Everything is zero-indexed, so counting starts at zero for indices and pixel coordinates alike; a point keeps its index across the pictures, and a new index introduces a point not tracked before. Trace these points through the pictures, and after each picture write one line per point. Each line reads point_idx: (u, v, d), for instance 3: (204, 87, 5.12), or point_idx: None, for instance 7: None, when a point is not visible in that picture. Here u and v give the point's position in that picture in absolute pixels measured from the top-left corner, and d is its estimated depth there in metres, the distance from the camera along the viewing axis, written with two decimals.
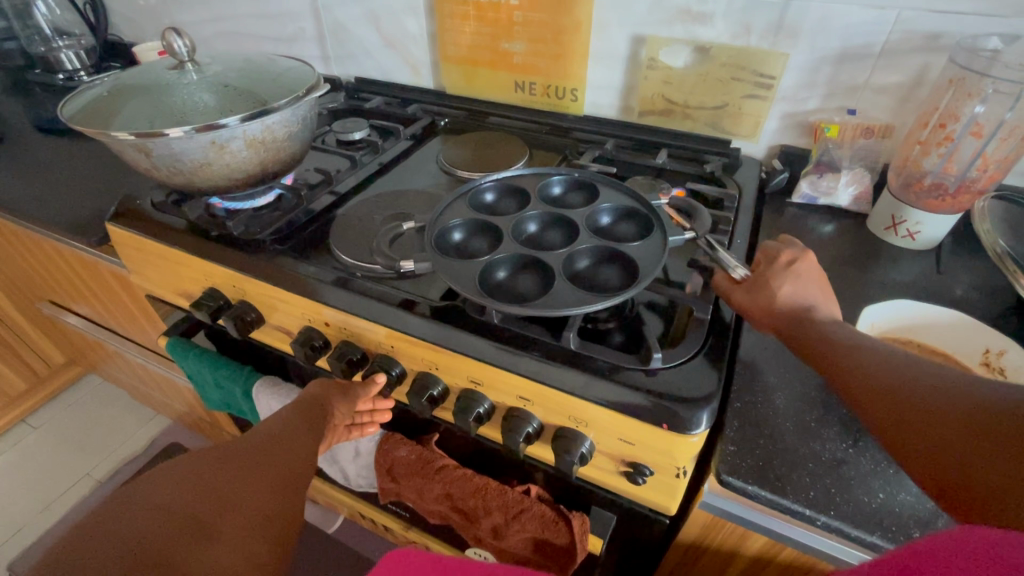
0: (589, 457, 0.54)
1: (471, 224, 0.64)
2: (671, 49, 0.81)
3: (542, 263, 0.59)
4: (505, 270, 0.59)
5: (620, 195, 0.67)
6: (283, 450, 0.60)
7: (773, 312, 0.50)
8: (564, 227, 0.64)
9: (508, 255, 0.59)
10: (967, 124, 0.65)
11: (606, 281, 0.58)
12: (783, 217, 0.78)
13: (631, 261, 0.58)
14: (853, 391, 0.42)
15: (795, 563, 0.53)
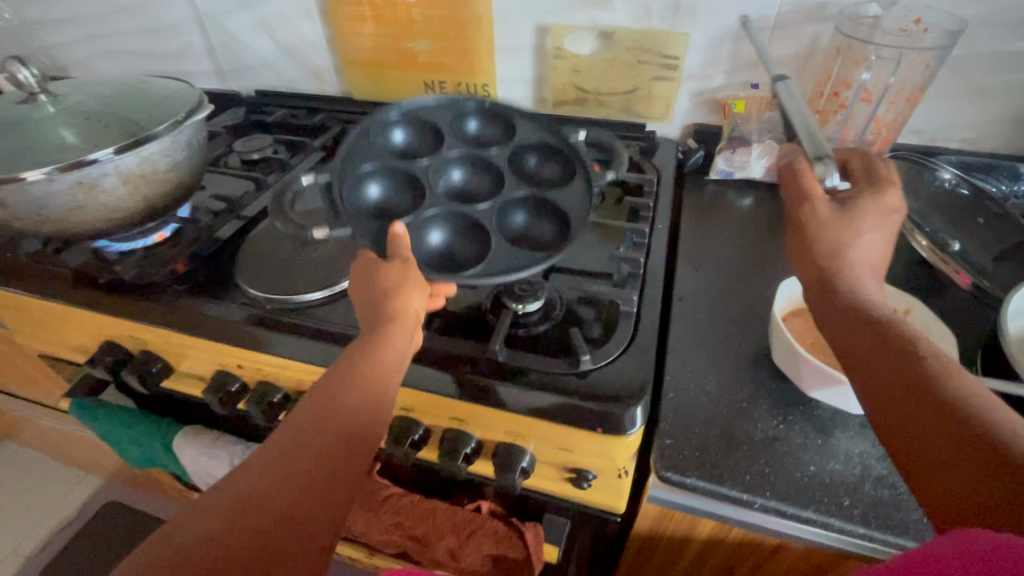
0: (531, 469, 0.53)
1: (386, 175, 0.60)
2: (576, 37, 0.80)
3: (472, 221, 0.57)
4: (437, 232, 0.57)
5: (542, 130, 0.64)
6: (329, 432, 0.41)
7: (816, 252, 0.45)
8: (487, 172, 0.62)
9: (437, 214, 0.57)
10: (858, 90, 0.68)
11: (539, 232, 0.57)
12: (703, 195, 0.79)
13: (561, 211, 0.57)
14: (867, 371, 0.38)
15: (745, 542, 0.54)
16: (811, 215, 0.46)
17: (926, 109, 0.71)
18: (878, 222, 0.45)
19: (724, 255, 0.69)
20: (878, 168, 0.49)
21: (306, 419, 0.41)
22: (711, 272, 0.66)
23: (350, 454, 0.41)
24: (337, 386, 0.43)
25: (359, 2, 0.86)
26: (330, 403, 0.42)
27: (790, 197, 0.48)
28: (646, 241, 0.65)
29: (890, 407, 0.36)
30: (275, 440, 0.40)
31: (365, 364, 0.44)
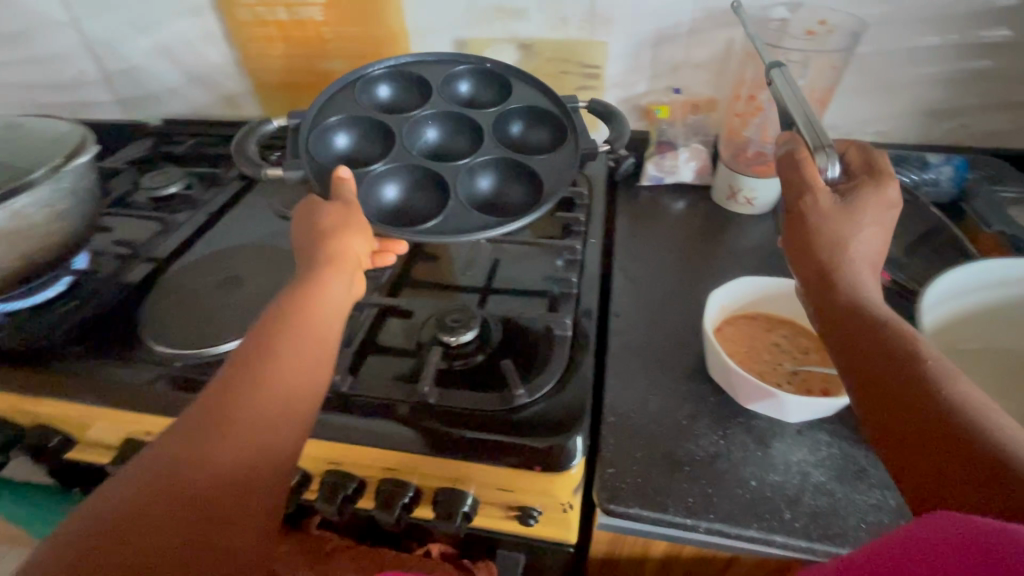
0: (473, 512, 0.50)
1: (355, 123, 0.59)
2: (495, 50, 0.78)
3: (438, 177, 0.57)
4: (399, 186, 0.57)
5: (533, 93, 0.64)
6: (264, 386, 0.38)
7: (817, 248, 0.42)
8: (467, 129, 0.62)
9: (403, 169, 0.58)
10: (772, 94, 0.69)
11: (509, 195, 0.58)
12: (636, 203, 0.78)
13: (533, 179, 0.58)
14: (846, 334, 0.38)
15: (698, 558, 0.53)
16: (812, 205, 0.43)
17: (839, 107, 0.73)
18: (875, 218, 0.42)
19: (660, 265, 0.68)
20: (879, 162, 0.45)
21: (243, 388, 0.38)
22: (647, 284, 0.65)
23: (294, 417, 0.38)
24: (281, 354, 0.40)
25: (265, 22, 0.81)
26: (263, 363, 0.39)
27: (788, 189, 0.44)
28: (580, 258, 0.63)
29: (870, 376, 0.35)
30: (207, 410, 0.37)
31: (311, 335, 0.41)
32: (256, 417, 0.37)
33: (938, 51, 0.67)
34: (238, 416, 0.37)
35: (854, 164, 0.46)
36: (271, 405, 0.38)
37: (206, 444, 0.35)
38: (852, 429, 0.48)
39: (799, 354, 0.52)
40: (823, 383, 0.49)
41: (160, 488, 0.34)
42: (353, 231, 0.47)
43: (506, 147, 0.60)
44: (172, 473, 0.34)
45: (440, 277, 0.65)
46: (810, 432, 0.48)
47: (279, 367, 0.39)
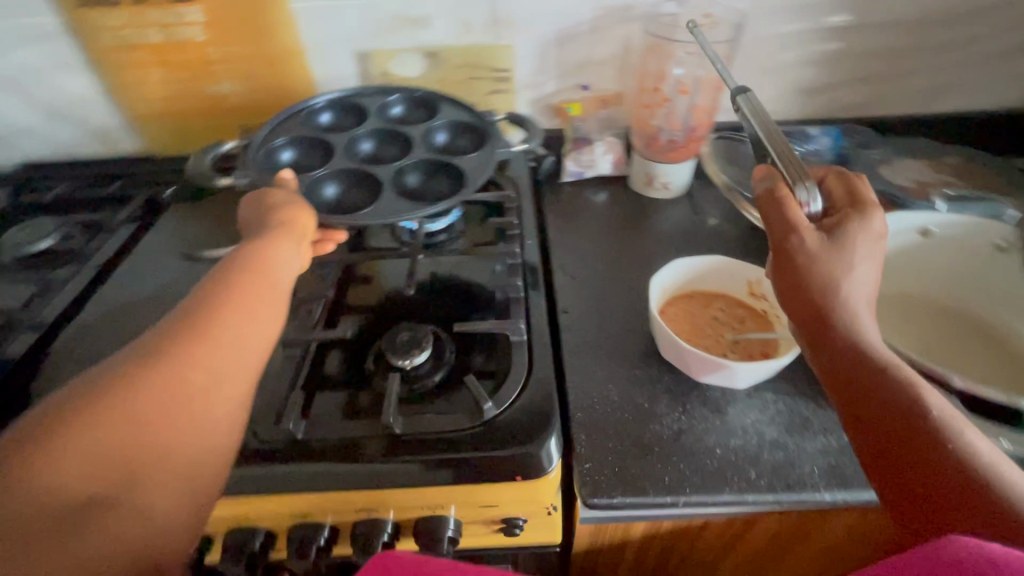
0: (458, 534, 0.48)
1: (298, 140, 0.64)
2: (401, 60, 0.76)
3: (372, 176, 0.61)
4: (335, 187, 0.61)
5: (457, 112, 0.68)
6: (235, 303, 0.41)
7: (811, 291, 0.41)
8: (398, 143, 0.65)
9: (337, 170, 0.61)
10: (674, 84, 0.75)
11: (437, 190, 0.63)
12: (561, 199, 0.80)
13: (457, 177, 0.62)
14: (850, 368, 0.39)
15: (675, 530, 0.56)
16: (800, 246, 0.42)
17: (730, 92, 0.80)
18: (869, 248, 0.43)
19: (595, 258, 0.70)
20: (863, 191, 0.46)
21: (218, 303, 0.40)
22: (587, 277, 0.67)
23: (263, 333, 0.41)
24: (254, 283, 0.42)
25: (135, 46, 0.73)
26: (230, 296, 0.41)
27: (773, 228, 0.44)
28: (520, 261, 0.64)
29: (875, 415, 0.37)
30: (184, 329, 0.38)
31: (280, 279, 0.44)
32: (231, 330, 0.39)
33: (805, 35, 0.75)
34: (214, 329, 0.38)
35: (836, 194, 0.47)
36: (245, 325, 0.40)
37: (192, 350, 0.37)
38: (790, 383, 0.53)
39: (736, 324, 0.55)
40: (762, 347, 0.53)
41: (143, 376, 0.35)
42: (291, 203, 0.51)
43: (434, 149, 0.64)
44: (157, 377, 0.35)
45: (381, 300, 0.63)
46: (758, 394, 0.52)
47: (252, 295, 0.42)
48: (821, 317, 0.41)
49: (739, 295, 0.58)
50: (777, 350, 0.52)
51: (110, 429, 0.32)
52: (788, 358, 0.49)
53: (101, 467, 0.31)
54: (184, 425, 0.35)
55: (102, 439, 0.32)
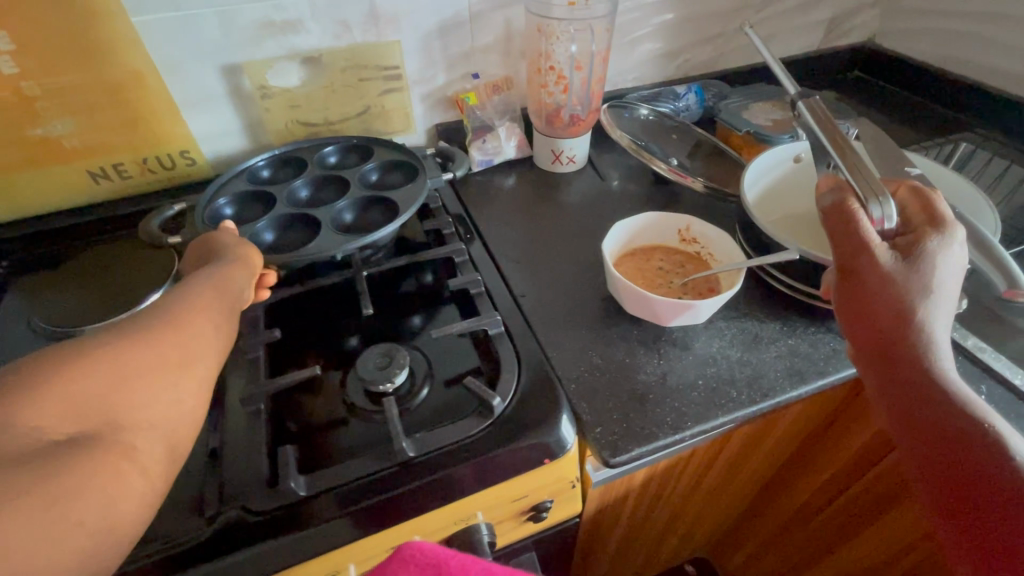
0: (492, 537, 0.48)
1: (239, 196, 0.64)
2: (278, 70, 0.69)
3: (311, 218, 0.61)
4: (271, 233, 0.61)
5: (389, 152, 0.71)
6: (213, 296, 0.41)
7: (877, 316, 0.43)
8: (335, 186, 0.67)
9: (273, 218, 0.61)
10: (570, 63, 0.77)
11: (375, 220, 0.64)
12: (477, 189, 0.80)
13: (394, 208, 0.63)
14: (918, 399, 0.41)
15: (670, 465, 0.61)
16: (870, 266, 0.43)
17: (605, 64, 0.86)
18: (949, 273, 0.43)
19: (530, 238, 0.72)
20: (940, 209, 0.45)
21: (194, 291, 0.41)
22: (529, 258, 0.69)
23: (235, 324, 0.41)
24: (221, 285, 0.43)
25: None
26: (210, 290, 0.41)
27: (842, 245, 0.44)
28: (468, 256, 0.63)
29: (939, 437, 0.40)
30: (170, 308, 0.38)
31: (245, 282, 0.45)
32: (204, 313, 0.39)
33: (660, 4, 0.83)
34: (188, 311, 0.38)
35: (909, 209, 0.47)
36: (215, 314, 0.40)
37: (179, 326, 0.37)
38: (733, 308, 0.60)
39: (679, 269, 0.61)
40: (706, 284, 0.60)
41: (129, 335, 0.34)
42: (238, 242, 0.50)
43: (369, 187, 0.66)
44: (148, 344, 0.34)
45: (334, 328, 0.58)
46: (712, 324, 0.58)
47: (218, 292, 0.42)
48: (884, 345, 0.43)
49: (673, 245, 0.64)
50: (719, 283, 0.59)
51: (95, 374, 0.30)
52: (734, 286, 0.55)
53: (85, 413, 0.29)
54: (177, 384, 0.34)
55: (95, 383, 0.30)
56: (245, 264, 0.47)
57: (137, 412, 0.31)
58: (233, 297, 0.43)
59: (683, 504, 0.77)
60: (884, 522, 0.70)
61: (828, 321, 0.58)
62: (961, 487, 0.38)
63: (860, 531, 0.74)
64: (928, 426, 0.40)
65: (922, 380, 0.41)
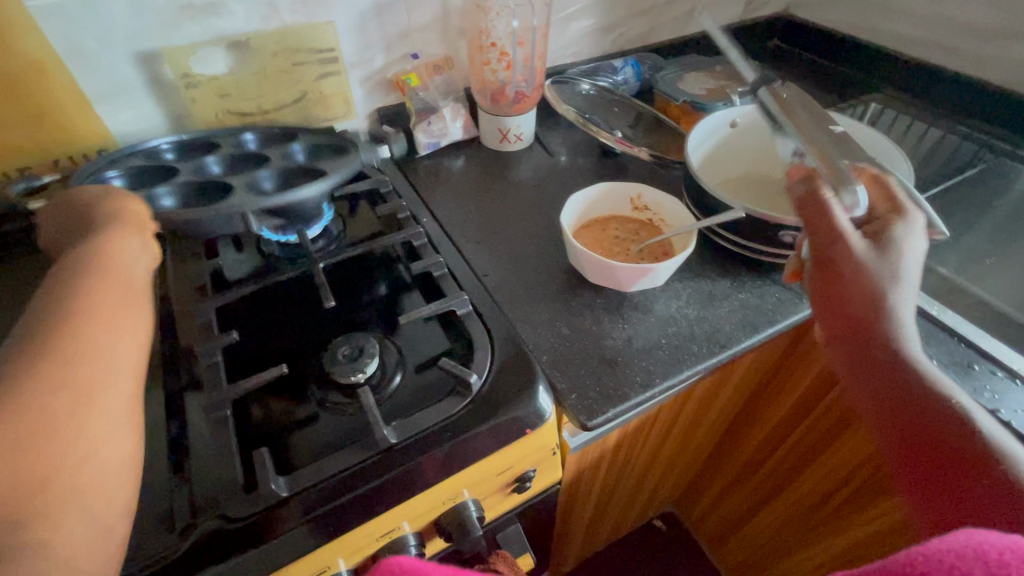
0: (480, 512, 0.49)
1: (134, 170, 0.60)
2: (202, 57, 0.64)
3: (223, 185, 0.58)
4: (172, 200, 0.58)
5: (322, 133, 0.68)
6: (102, 302, 0.37)
7: (846, 299, 0.46)
8: (253, 163, 0.64)
9: (172, 188, 0.58)
10: (512, 38, 0.76)
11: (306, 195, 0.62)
12: (427, 173, 0.79)
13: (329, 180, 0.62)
14: (881, 367, 0.44)
15: (639, 423, 0.64)
16: (844, 253, 0.46)
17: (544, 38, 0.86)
18: (913, 257, 0.47)
19: (486, 217, 0.72)
20: (907, 201, 0.49)
21: (74, 300, 0.37)
22: (487, 237, 0.69)
23: (131, 317, 0.38)
24: (117, 281, 0.40)
25: None
26: (87, 297, 0.37)
27: (817, 235, 0.48)
28: (426, 238, 0.62)
29: (900, 403, 0.42)
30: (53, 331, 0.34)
31: (135, 266, 0.42)
32: (104, 330, 0.36)
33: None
34: (105, 310, 0.37)
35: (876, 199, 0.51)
36: (130, 313, 0.39)
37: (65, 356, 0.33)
38: (687, 270, 0.63)
39: (634, 237, 0.64)
40: (661, 249, 0.62)
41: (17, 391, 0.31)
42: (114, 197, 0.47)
43: (298, 162, 0.64)
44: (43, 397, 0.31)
45: (294, 324, 0.56)
46: (669, 287, 0.61)
47: (120, 292, 0.39)
48: (855, 327, 0.46)
49: (627, 215, 0.66)
50: (673, 246, 0.62)
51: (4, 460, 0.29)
52: (690, 246, 0.58)
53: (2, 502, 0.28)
54: (91, 425, 0.32)
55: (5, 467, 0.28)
56: (130, 244, 0.43)
57: (68, 474, 0.30)
58: (123, 291, 0.39)
59: (650, 461, 0.81)
60: (818, 464, 0.75)
61: (771, 273, 0.63)
62: (924, 450, 0.39)
63: (800, 474, 0.80)
64: (892, 397, 0.42)
65: (886, 351, 0.44)
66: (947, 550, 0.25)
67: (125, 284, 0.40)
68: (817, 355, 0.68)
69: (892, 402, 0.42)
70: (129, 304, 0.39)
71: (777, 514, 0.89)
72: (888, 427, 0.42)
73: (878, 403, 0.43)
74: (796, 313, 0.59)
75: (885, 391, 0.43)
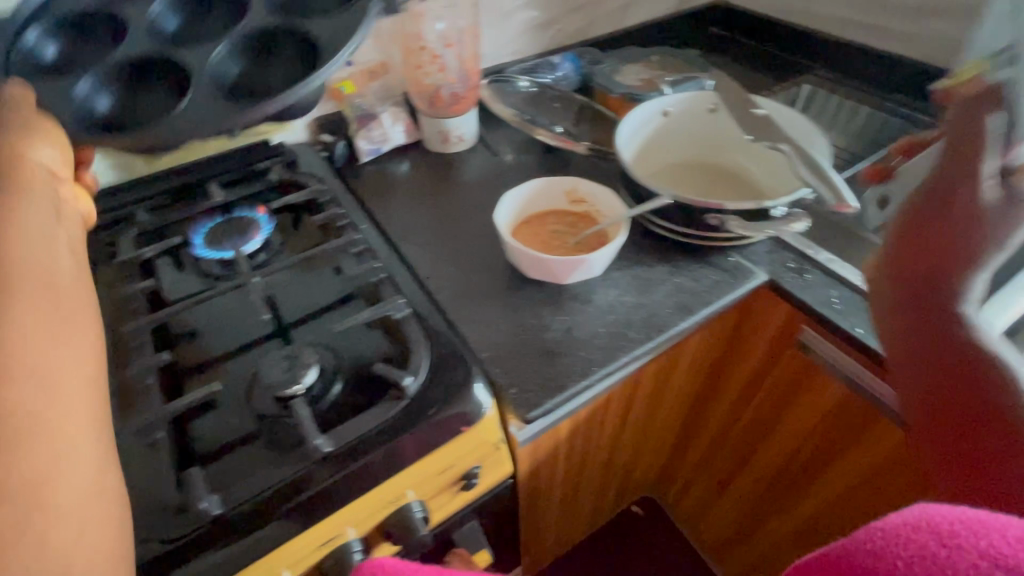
0: (425, 513, 0.49)
1: None
2: None
3: (135, 25, 0.56)
4: (54, 50, 0.54)
5: None
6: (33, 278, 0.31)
7: (917, 266, 0.41)
8: None
9: (104, 70, 0.53)
10: (439, 40, 0.77)
11: (276, 70, 0.56)
12: (370, 179, 0.79)
13: (308, 64, 0.54)
14: (943, 331, 0.38)
15: (590, 412, 0.65)
16: (965, 199, 0.41)
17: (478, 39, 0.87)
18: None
19: (430, 220, 0.72)
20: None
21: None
22: (430, 240, 0.69)
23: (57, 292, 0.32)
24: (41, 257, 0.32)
25: None
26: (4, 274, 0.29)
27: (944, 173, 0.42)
28: (364, 244, 0.63)
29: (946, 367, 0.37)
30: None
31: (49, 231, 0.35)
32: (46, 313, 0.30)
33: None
34: (30, 285, 0.30)
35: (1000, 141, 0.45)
36: (62, 288, 0.33)
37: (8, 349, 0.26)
38: (626, 258, 0.64)
39: (572, 230, 0.64)
40: (599, 239, 0.63)
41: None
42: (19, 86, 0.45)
43: None
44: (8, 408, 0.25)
45: (232, 339, 0.56)
46: (608, 276, 0.62)
47: (45, 266, 0.32)
48: (929, 280, 0.40)
49: (563, 207, 0.66)
50: (609, 236, 0.63)
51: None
52: (623, 235, 0.59)
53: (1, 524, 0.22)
54: (66, 423, 0.27)
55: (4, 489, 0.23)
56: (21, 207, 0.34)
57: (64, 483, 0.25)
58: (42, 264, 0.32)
59: (614, 446, 0.82)
60: (775, 436, 0.77)
61: (704, 258, 0.64)
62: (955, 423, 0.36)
63: (757, 447, 0.82)
64: (943, 358, 0.38)
65: (950, 311, 0.38)
66: (900, 524, 0.24)
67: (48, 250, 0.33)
68: (760, 331, 0.69)
69: (940, 365, 0.38)
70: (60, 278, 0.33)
71: (744, 489, 0.91)
72: (928, 388, 0.38)
73: (936, 363, 0.38)
74: (729, 294, 0.61)
75: (939, 352, 0.38)
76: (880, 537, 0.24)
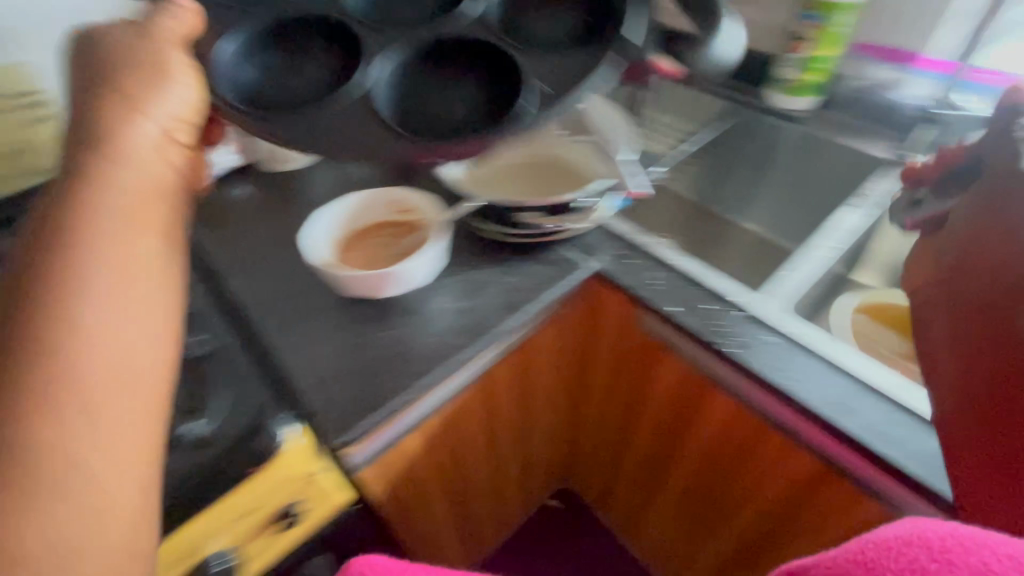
0: (231, 561, 0.49)
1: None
2: None
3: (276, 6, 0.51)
4: (230, 46, 0.49)
5: None
6: (102, 314, 0.32)
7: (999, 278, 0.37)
8: None
9: (250, 32, 0.50)
10: None
11: (571, 11, 0.51)
12: (197, 206, 0.73)
13: (492, 98, 0.50)
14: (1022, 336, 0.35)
15: (444, 424, 0.64)
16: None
17: None
18: None
19: (260, 244, 0.68)
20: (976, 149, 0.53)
21: (82, 322, 0.31)
22: (257, 266, 0.65)
23: (129, 325, 0.33)
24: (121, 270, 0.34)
25: None
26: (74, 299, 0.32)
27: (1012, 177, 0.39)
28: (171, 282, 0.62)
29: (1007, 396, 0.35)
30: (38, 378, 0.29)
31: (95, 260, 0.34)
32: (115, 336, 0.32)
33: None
34: (105, 297, 0.33)
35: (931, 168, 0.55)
36: (134, 302, 0.34)
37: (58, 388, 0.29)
38: (458, 264, 0.64)
39: (396, 240, 0.62)
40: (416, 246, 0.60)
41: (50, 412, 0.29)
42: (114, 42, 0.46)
43: None
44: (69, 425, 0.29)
45: None
46: (440, 285, 0.62)
47: (143, 306, 0.35)
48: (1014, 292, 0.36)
49: (374, 224, 0.64)
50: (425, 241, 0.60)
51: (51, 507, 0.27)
52: (441, 241, 0.58)
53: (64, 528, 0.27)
54: (98, 430, 0.30)
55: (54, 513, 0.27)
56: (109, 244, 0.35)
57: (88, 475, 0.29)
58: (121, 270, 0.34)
59: (495, 445, 0.82)
60: (642, 415, 0.80)
61: (534, 255, 0.65)
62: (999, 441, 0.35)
63: (632, 428, 0.85)
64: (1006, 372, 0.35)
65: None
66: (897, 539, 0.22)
67: (132, 275, 0.35)
68: (603, 321, 0.71)
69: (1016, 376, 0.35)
70: (136, 308, 0.34)
71: (632, 469, 0.93)
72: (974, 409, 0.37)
73: (988, 367, 0.36)
74: (554, 289, 0.61)
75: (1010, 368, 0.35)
76: (871, 549, 0.23)
